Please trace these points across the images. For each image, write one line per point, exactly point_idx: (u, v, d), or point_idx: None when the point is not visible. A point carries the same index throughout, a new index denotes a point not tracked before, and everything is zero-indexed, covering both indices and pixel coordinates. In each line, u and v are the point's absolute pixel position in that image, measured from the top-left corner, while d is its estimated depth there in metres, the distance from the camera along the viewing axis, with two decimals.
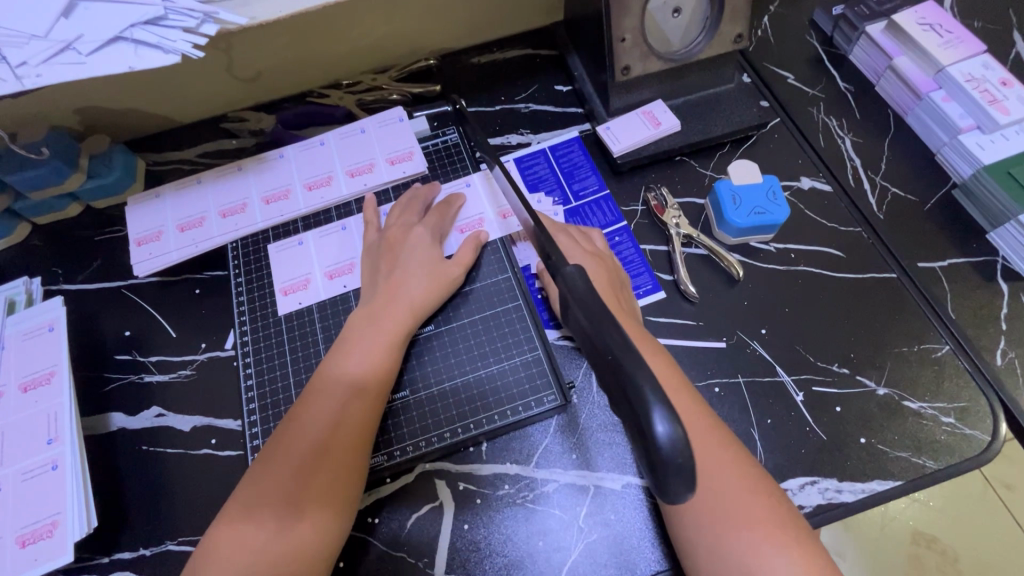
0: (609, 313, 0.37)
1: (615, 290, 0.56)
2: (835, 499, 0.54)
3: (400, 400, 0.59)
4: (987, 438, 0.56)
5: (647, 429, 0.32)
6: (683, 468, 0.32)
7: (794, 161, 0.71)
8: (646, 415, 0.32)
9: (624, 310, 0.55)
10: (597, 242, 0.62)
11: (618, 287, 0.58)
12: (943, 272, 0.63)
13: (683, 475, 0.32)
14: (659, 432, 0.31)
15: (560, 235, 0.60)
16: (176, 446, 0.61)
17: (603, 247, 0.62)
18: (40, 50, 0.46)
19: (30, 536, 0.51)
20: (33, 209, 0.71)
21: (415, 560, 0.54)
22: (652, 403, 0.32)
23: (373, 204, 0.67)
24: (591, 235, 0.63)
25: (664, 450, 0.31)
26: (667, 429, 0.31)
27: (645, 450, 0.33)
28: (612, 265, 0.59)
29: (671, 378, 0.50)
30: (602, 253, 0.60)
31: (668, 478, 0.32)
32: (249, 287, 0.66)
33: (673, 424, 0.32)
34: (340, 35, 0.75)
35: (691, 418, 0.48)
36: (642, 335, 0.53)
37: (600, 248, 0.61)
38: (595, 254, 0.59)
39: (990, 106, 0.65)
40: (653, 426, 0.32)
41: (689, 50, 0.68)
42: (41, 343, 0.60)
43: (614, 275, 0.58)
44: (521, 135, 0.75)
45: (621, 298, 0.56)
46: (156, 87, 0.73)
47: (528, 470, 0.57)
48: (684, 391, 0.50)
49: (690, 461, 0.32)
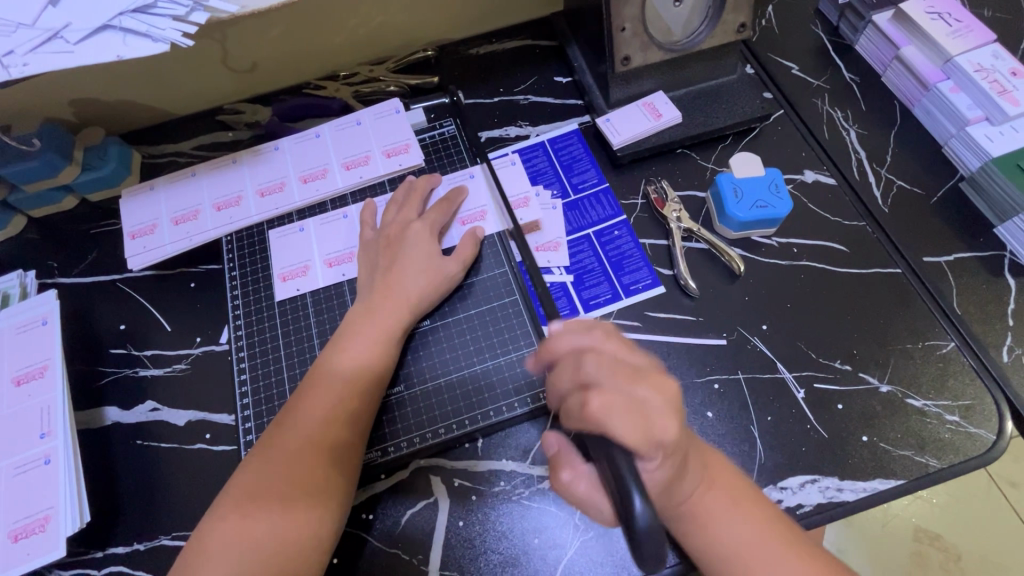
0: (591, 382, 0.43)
1: (626, 410, 0.41)
2: (835, 498, 0.53)
3: (395, 396, 0.58)
4: (992, 436, 0.54)
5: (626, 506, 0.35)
6: (661, 545, 0.35)
7: (798, 154, 0.69)
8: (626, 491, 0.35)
9: (670, 439, 0.41)
10: (593, 377, 0.43)
11: (669, 405, 0.43)
12: (948, 267, 0.62)
13: (660, 552, 0.34)
14: (636, 507, 0.34)
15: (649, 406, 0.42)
16: (171, 441, 0.60)
17: (607, 377, 0.43)
18: (26, 39, 0.45)
19: (22, 530, 0.51)
20: (28, 201, 0.70)
21: (411, 557, 0.53)
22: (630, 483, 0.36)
23: (370, 203, 0.66)
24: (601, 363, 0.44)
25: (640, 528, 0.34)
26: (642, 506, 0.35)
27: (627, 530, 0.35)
28: (634, 382, 0.43)
29: (754, 552, 0.45)
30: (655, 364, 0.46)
31: (657, 557, 0.34)
32: (244, 279, 0.65)
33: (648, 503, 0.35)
34: (338, 25, 0.74)
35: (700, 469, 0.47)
36: (720, 493, 0.47)
37: (649, 366, 0.45)
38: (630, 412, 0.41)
39: (999, 97, 0.64)
40: (632, 501, 0.35)
41: (691, 40, 0.66)
42: (34, 336, 0.60)
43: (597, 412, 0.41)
44: (520, 128, 0.74)
45: (650, 416, 0.41)
46: (152, 78, 0.73)
47: (524, 467, 0.56)
48: (792, 551, 0.45)
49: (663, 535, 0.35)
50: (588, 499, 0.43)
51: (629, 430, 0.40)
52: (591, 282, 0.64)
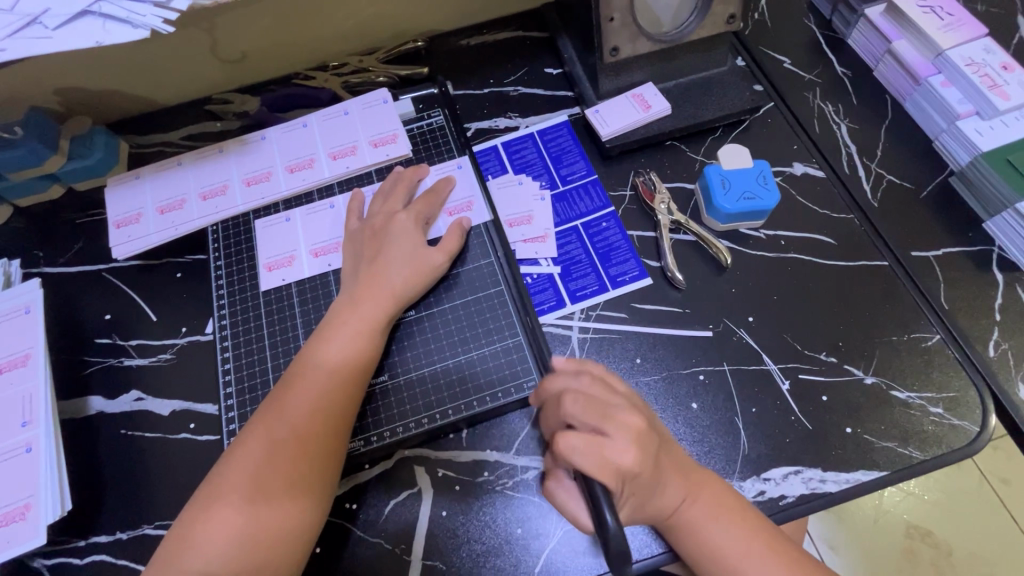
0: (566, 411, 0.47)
1: (587, 446, 0.44)
2: (819, 490, 0.53)
3: (379, 385, 0.58)
4: (976, 429, 0.54)
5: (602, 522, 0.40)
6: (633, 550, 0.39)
7: (788, 147, 0.69)
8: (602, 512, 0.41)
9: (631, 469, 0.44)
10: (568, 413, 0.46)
11: (635, 439, 0.45)
12: (936, 261, 0.62)
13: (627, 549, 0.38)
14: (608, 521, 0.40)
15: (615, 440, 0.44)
16: (155, 430, 0.60)
17: (578, 413, 0.46)
18: (5, 24, 0.45)
19: (2, 518, 0.51)
20: (14, 190, 0.70)
21: (393, 546, 0.53)
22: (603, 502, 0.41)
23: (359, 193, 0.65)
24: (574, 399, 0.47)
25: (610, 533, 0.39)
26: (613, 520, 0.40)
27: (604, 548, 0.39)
28: (602, 420, 0.46)
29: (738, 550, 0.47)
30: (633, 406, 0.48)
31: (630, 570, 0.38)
32: (230, 269, 0.65)
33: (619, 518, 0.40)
34: (327, 15, 0.73)
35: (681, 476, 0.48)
36: (705, 502, 0.48)
37: (625, 403, 0.48)
38: (596, 443, 0.44)
39: (990, 90, 0.64)
40: (605, 519, 0.40)
41: (681, 32, 0.66)
42: (17, 325, 0.59)
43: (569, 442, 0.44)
44: (509, 119, 0.74)
45: (610, 449, 0.44)
46: (140, 67, 0.72)
47: (508, 457, 0.56)
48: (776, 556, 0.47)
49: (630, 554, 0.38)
50: (563, 505, 0.49)
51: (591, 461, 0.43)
52: (577, 274, 0.63)
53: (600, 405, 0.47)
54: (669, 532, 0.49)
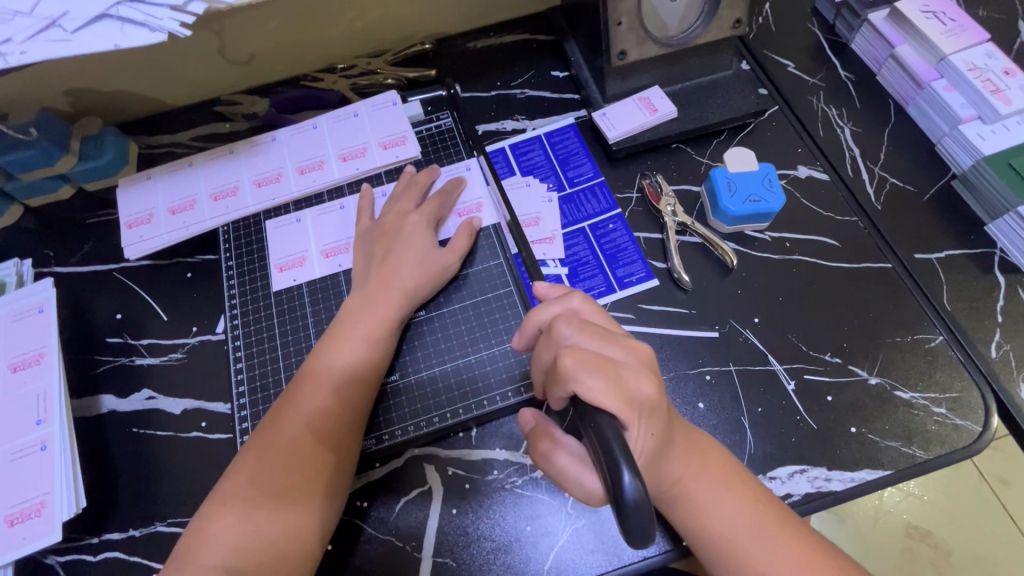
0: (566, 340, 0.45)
1: (599, 369, 0.42)
2: (824, 488, 0.54)
3: (391, 384, 0.59)
4: (978, 428, 0.55)
5: (615, 482, 0.35)
6: (650, 519, 0.35)
7: (792, 150, 0.70)
8: (615, 467, 0.35)
9: (645, 396, 0.43)
10: (566, 337, 0.45)
11: (640, 364, 0.45)
12: (938, 263, 0.63)
13: (647, 526, 0.35)
14: (625, 482, 0.35)
15: (622, 373, 0.43)
16: (167, 429, 0.60)
17: (581, 338, 0.45)
18: (24, 26, 0.45)
19: (18, 515, 0.51)
20: (25, 190, 0.70)
21: (404, 544, 0.54)
22: (620, 462, 0.35)
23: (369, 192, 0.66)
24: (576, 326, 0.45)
25: (629, 501, 0.34)
26: (631, 481, 0.35)
27: (614, 501, 0.35)
28: (602, 342, 0.45)
29: (739, 527, 0.46)
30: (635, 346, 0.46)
31: (644, 529, 0.35)
32: (241, 269, 0.66)
33: (637, 480, 0.35)
34: (336, 18, 0.74)
35: (683, 448, 0.48)
36: (710, 474, 0.48)
37: (624, 333, 0.48)
38: (606, 370, 0.42)
39: (992, 96, 0.64)
40: (620, 479, 0.35)
41: (687, 36, 0.67)
42: (30, 325, 0.60)
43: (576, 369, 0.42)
44: (517, 121, 0.74)
45: (625, 377, 0.43)
46: (151, 69, 0.73)
47: (518, 456, 0.57)
48: (781, 535, 0.46)
49: (647, 511, 0.35)
50: (566, 472, 0.45)
51: (603, 387, 0.41)
52: (585, 275, 0.64)
53: (602, 338, 0.45)
54: (670, 504, 0.48)
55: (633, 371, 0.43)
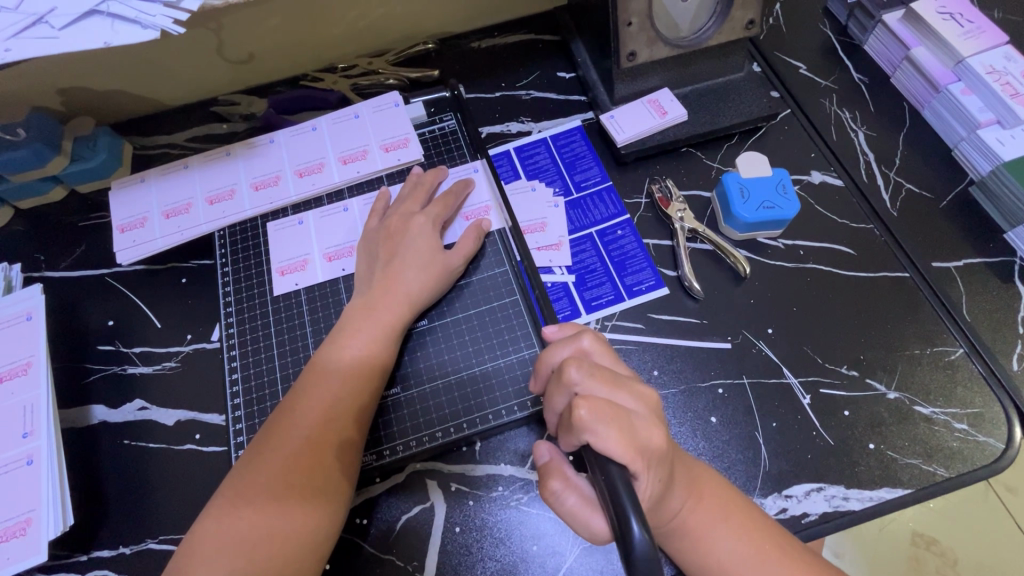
0: (576, 387, 0.43)
1: (613, 417, 0.40)
2: (841, 507, 0.52)
3: (393, 397, 0.57)
4: (1001, 445, 0.53)
5: (624, 533, 0.34)
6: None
7: (805, 155, 0.68)
8: (624, 519, 0.34)
9: (656, 446, 0.41)
10: (575, 381, 0.43)
11: (650, 413, 0.43)
12: (958, 272, 0.61)
13: None
14: (634, 534, 0.33)
15: (635, 425, 0.41)
16: (159, 441, 0.58)
17: (592, 383, 0.42)
18: (10, 24, 0.43)
19: (3, 533, 0.49)
20: (14, 192, 0.68)
21: (405, 563, 0.52)
22: (630, 513, 0.34)
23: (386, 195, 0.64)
24: (586, 372, 0.43)
25: (639, 558, 0.33)
26: (641, 535, 0.33)
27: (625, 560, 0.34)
28: (613, 388, 0.43)
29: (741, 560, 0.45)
30: (646, 393, 0.44)
31: None
32: (237, 276, 0.64)
33: (646, 532, 0.33)
34: (337, 16, 0.72)
35: (683, 483, 0.46)
36: (709, 506, 0.46)
37: (632, 376, 0.45)
38: (621, 424, 0.40)
39: (1012, 100, 0.62)
40: (631, 531, 0.33)
41: (698, 37, 0.65)
42: (17, 334, 0.58)
43: (591, 423, 0.39)
44: (522, 123, 0.72)
45: (636, 425, 0.41)
46: (145, 68, 0.71)
47: (523, 471, 0.55)
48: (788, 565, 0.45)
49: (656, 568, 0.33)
50: (575, 514, 0.43)
51: (617, 439, 0.39)
52: (593, 283, 0.62)
53: (616, 387, 0.43)
54: (668, 539, 0.46)
55: (645, 424, 0.41)
